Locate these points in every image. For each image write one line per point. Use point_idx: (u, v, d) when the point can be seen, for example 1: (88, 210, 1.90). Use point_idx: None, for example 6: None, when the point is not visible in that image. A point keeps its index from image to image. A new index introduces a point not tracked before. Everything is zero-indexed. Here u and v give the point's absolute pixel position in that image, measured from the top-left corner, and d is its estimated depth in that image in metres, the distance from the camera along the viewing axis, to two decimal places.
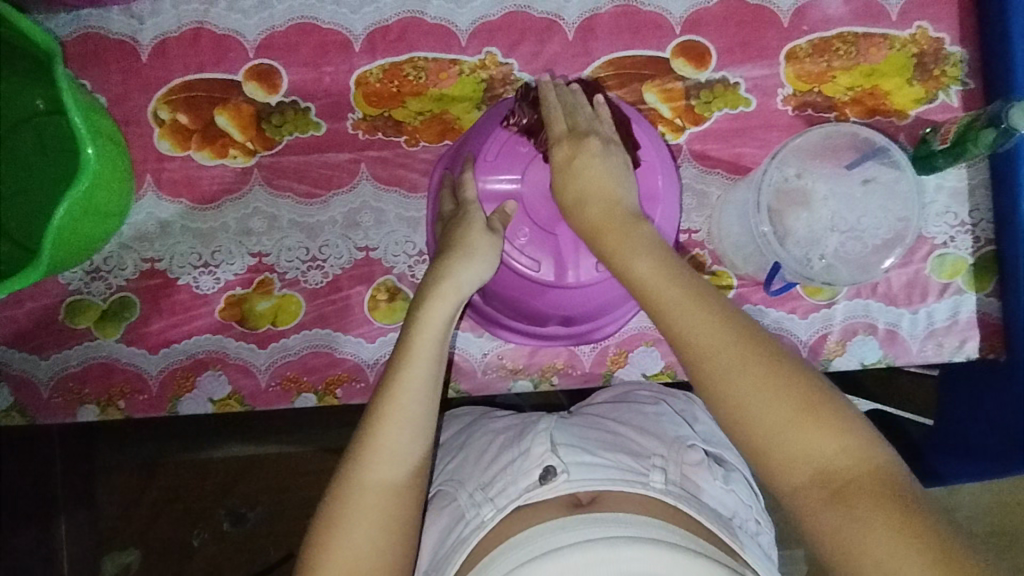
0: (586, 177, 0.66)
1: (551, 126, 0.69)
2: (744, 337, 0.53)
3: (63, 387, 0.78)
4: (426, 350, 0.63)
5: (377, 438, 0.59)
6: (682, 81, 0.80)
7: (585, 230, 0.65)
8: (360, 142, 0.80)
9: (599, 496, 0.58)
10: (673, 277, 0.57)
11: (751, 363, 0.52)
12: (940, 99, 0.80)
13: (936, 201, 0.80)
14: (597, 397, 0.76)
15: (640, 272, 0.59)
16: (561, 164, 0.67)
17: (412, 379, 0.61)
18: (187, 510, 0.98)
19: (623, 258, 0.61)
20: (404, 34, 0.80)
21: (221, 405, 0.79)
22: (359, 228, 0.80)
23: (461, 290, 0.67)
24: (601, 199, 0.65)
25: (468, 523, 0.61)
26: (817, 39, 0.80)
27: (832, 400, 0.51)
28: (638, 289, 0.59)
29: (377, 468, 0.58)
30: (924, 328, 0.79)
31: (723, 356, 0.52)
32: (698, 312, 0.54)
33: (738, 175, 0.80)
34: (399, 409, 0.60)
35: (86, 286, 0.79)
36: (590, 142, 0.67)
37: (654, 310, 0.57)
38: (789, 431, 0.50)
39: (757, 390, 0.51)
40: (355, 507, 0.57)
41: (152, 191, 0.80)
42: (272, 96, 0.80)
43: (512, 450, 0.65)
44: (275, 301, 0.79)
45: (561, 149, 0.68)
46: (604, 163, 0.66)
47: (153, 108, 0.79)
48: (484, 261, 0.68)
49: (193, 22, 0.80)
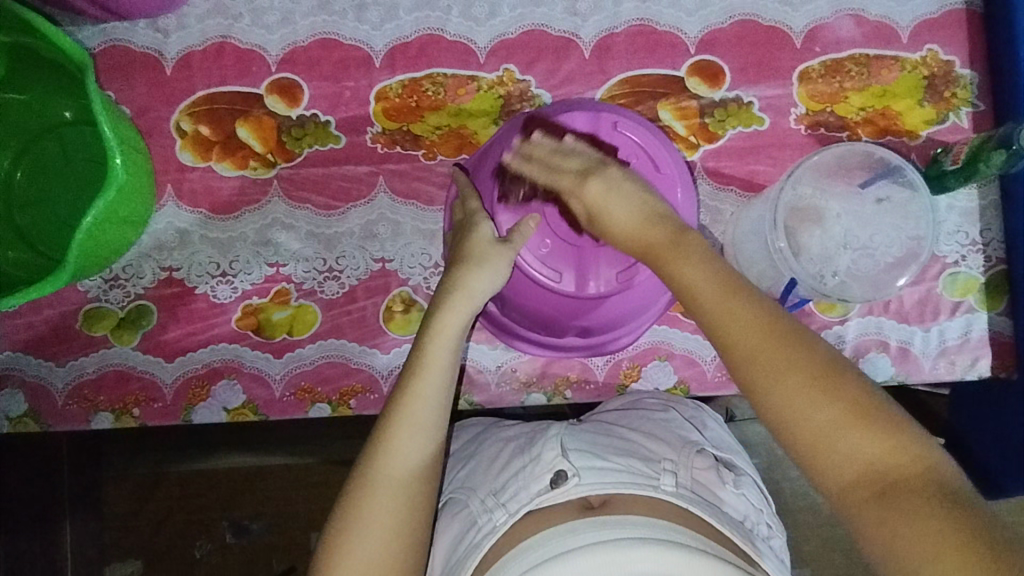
0: (617, 206, 0.66)
1: (565, 187, 0.69)
2: (791, 340, 0.53)
3: (78, 394, 0.79)
4: (439, 355, 0.64)
5: (389, 442, 0.60)
6: (696, 99, 0.81)
7: (633, 246, 0.64)
8: (379, 155, 0.81)
9: (609, 500, 0.58)
10: (721, 283, 0.57)
11: (795, 368, 0.52)
12: (951, 120, 0.81)
13: (947, 220, 0.80)
14: (606, 405, 0.76)
15: (688, 281, 0.58)
16: (594, 202, 0.67)
17: (427, 386, 0.62)
18: (193, 521, 0.98)
19: (671, 266, 0.60)
20: (423, 50, 0.82)
21: (235, 414, 0.79)
22: (376, 240, 0.81)
23: (473, 296, 0.67)
24: (645, 216, 0.64)
25: (480, 529, 0.61)
26: (829, 60, 0.81)
27: (887, 410, 0.50)
28: (684, 296, 0.58)
29: (389, 470, 0.59)
30: (936, 346, 0.80)
31: (772, 359, 0.52)
32: (749, 314, 0.54)
33: (751, 192, 0.81)
34: (411, 418, 0.61)
35: (104, 293, 0.80)
36: (611, 170, 0.68)
37: (703, 319, 0.57)
38: (842, 436, 0.50)
39: (806, 398, 0.51)
40: (366, 506, 0.58)
41: (172, 201, 0.81)
42: (294, 109, 0.81)
43: (523, 455, 0.65)
44: (291, 311, 0.80)
45: (592, 184, 0.67)
46: (631, 187, 0.67)
47: (176, 119, 0.81)
48: (499, 267, 0.69)
49: (217, 36, 0.81)
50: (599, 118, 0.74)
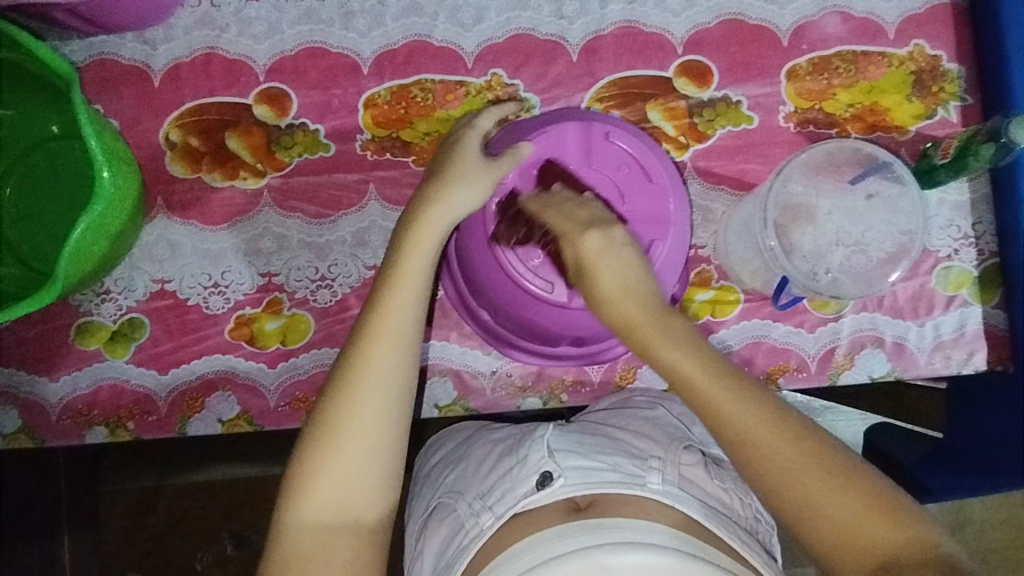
0: (609, 273, 0.66)
1: (563, 230, 0.68)
2: (779, 427, 0.56)
3: (72, 409, 0.79)
4: (403, 298, 0.64)
5: (352, 382, 0.61)
6: (685, 100, 0.81)
7: (620, 329, 0.65)
8: (369, 163, 0.81)
9: (596, 499, 0.58)
10: (711, 369, 0.59)
11: (796, 459, 0.55)
12: (939, 114, 0.81)
13: (938, 214, 0.80)
14: (597, 405, 0.76)
15: (677, 364, 0.60)
16: (590, 257, 0.66)
17: (389, 324, 0.63)
18: (192, 534, 0.97)
19: (656, 346, 0.62)
20: (411, 57, 0.82)
21: (230, 426, 0.79)
22: (367, 247, 0.81)
23: (437, 237, 0.67)
24: (633, 292, 0.65)
25: (468, 533, 0.61)
26: (816, 57, 0.81)
27: (887, 494, 0.54)
28: (677, 382, 0.60)
29: (352, 410, 0.60)
30: (930, 340, 0.80)
31: (776, 454, 0.56)
32: (736, 399, 0.58)
33: (742, 191, 0.81)
34: (385, 324, 0.63)
35: (96, 307, 0.79)
36: (616, 232, 0.67)
37: (694, 402, 0.59)
38: (851, 526, 0.53)
39: (814, 489, 0.54)
40: (328, 444, 0.59)
41: (163, 213, 0.80)
42: (283, 119, 0.81)
43: (509, 456, 0.65)
44: (284, 320, 0.80)
45: (590, 241, 0.66)
46: (632, 255, 0.67)
47: (165, 131, 0.81)
48: (461, 195, 0.68)
49: (204, 47, 0.81)
50: (591, 129, 0.74)
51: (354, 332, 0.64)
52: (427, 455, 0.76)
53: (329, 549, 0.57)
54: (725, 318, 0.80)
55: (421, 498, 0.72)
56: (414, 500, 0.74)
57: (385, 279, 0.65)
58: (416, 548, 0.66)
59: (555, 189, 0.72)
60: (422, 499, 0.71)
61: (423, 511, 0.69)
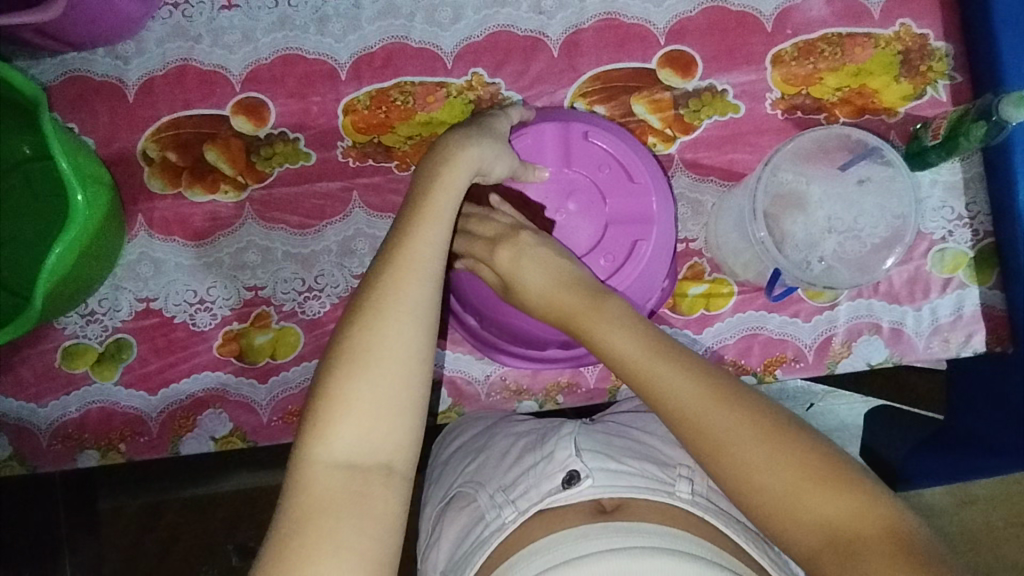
0: (530, 274, 0.67)
1: (476, 254, 0.71)
2: (724, 398, 0.56)
3: (62, 434, 0.78)
4: (432, 234, 0.60)
5: (377, 318, 0.56)
6: (670, 91, 0.80)
7: (558, 321, 0.66)
8: (352, 170, 0.80)
9: (622, 503, 0.57)
10: (648, 347, 0.60)
11: (735, 428, 0.55)
12: (929, 94, 0.80)
13: (931, 195, 0.79)
14: (621, 406, 0.75)
15: (616, 348, 0.61)
16: (507, 268, 0.68)
17: (411, 260, 0.58)
18: (192, 551, 0.96)
19: (597, 332, 0.62)
20: (389, 60, 0.80)
21: (223, 443, 0.78)
22: (353, 256, 0.79)
23: (464, 174, 0.64)
24: (564, 284, 0.66)
25: (488, 525, 0.60)
26: (801, 42, 0.80)
27: (830, 459, 0.54)
28: (619, 366, 0.60)
29: (376, 347, 0.55)
30: (928, 324, 0.79)
31: (716, 425, 0.55)
32: (674, 375, 0.57)
33: (731, 181, 0.80)
34: (415, 259, 0.58)
35: (82, 329, 0.78)
36: (524, 236, 0.69)
37: (636, 384, 0.59)
38: (793, 493, 0.53)
39: (754, 459, 0.54)
40: (351, 382, 0.54)
41: (144, 230, 0.79)
42: (261, 129, 0.80)
43: (533, 453, 0.64)
44: (273, 334, 0.79)
45: (502, 251, 0.68)
46: (544, 251, 0.68)
47: (142, 147, 0.79)
48: (490, 148, 0.66)
49: (178, 60, 0.80)
50: (569, 129, 0.75)
51: (376, 264, 0.59)
52: (445, 443, 0.75)
53: (356, 495, 0.52)
54: (719, 311, 0.78)
55: (439, 485, 0.70)
56: (430, 486, 0.72)
57: (411, 214, 0.62)
58: (431, 536, 0.66)
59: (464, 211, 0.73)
60: (439, 487, 0.70)
61: (441, 498, 0.68)
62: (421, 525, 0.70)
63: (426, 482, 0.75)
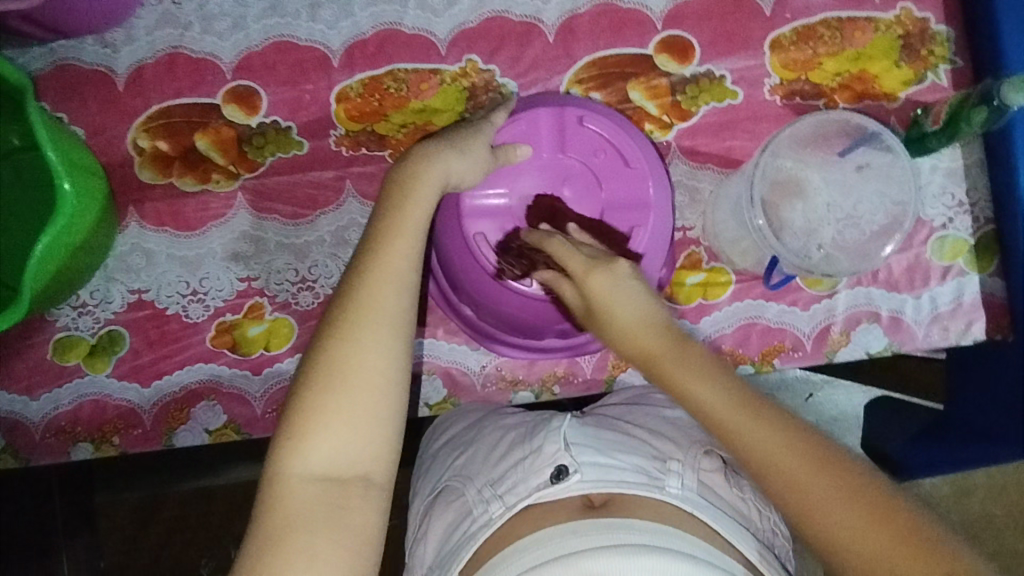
0: (623, 304, 0.63)
1: (569, 267, 0.65)
2: (769, 418, 0.56)
3: (55, 426, 0.77)
4: (408, 244, 0.59)
5: (353, 331, 0.55)
6: (667, 77, 0.79)
7: (638, 359, 0.62)
8: (345, 159, 0.79)
9: (611, 498, 0.56)
10: (796, 447, 0.54)
11: (861, 526, 0.51)
12: (929, 79, 0.79)
13: (931, 182, 0.78)
14: (608, 400, 0.74)
15: (700, 398, 0.58)
16: (599, 298, 0.63)
17: (389, 263, 0.58)
18: (188, 545, 0.95)
19: (677, 379, 0.59)
20: (383, 46, 0.79)
21: (218, 435, 0.78)
22: (347, 246, 0.79)
23: (435, 182, 0.63)
24: (650, 323, 0.62)
25: (476, 519, 0.59)
26: (800, 26, 0.79)
27: (929, 530, 0.51)
28: (703, 414, 0.58)
29: (352, 361, 0.54)
30: (928, 313, 0.78)
31: (804, 494, 0.53)
32: (776, 439, 0.55)
33: (729, 169, 0.79)
34: (392, 262, 0.58)
35: (74, 322, 0.77)
36: (619, 265, 0.64)
37: (767, 477, 0.55)
38: (894, 563, 0.50)
39: (841, 531, 0.52)
40: (330, 396, 0.53)
41: (136, 221, 0.78)
42: (252, 117, 0.79)
43: (522, 446, 0.63)
44: (266, 326, 0.78)
45: (596, 280, 0.63)
46: (638, 285, 0.64)
47: (132, 136, 0.78)
48: (463, 160, 0.66)
49: (168, 47, 0.78)
50: (564, 116, 0.74)
51: (351, 277, 0.58)
52: (434, 436, 0.74)
53: (336, 507, 0.52)
54: (717, 300, 0.78)
55: (427, 478, 0.70)
56: (418, 480, 0.72)
57: (386, 226, 0.60)
58: (419, 532, 0.65)
59: (573, 230, 0.72)
60: (428, 480, 0.69)
61: (429, 492, 0.68)
62: (409, 518, 0.69)
63: (414, 476, 0.74)
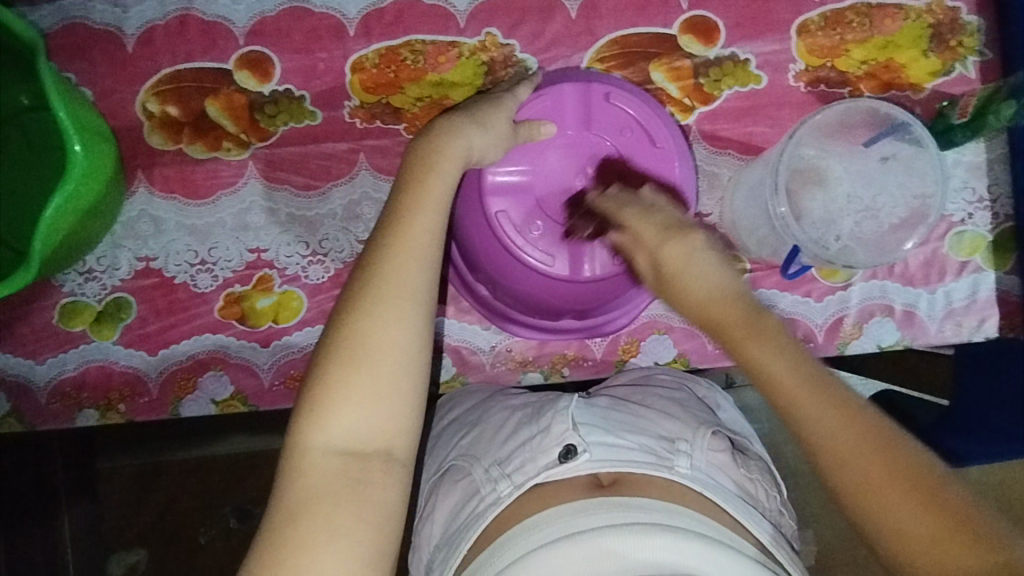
0: (699, 274, 0.60)
1: (643, 235, 0.65)
2: (842, 407, 0.52)
3: (61, 392, 0.76)
4: (429, 217, 0.58)
5: (375, 305, 0.54)
6: (690, 59, 0.77)
7: (706, 325, 0.60)
8: (359, 131, 0.77)
9: (620, 478, 0.56)
10: (862, 432, 0.51)
11: (920, 520, 0.48)
12: (957, 71, 0.78)
13: (953, 176, 0.77)
14: (615, 380, 0.74)
15: (775, 371, 0.54)
16: (675, 264, 0.62)
17: (410, 236, 0.57)
18: (189, 513, 0.95)
19: (747, 349, 0.56)
20: (401, 16, 0.77)
21: (224, 406, 0.77)
22: (359, 221, 0.77)
23: (456, 158, 0.62)
24: (723, 295, 0.59)
25: (483, 499, 0.59)
26: (828, 11, 0.77)
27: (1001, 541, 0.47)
28: (767, 388, 0.55)
29: (375, 334, 0.53)
30: (942, 308, 0.77)
31: (878, 489, 0.49)
32: (838, 418, 0.52)
33: (749, 155, 0.78)
34: (412, 235, 0.57)
35: (80, 287, 0.76)
36: (695, 235, 0.63)
37: (822, 458, 0.52)
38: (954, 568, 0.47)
39: (914, 528, 0.48)
40: (348, 368, 0.52)
41: (144, 187, 0.77)
42: (265, 85, 0.77)
43: (530, 426, 0.63)
44: (275, 298, 0.77)
45: (671, 249, 0.62)
46: (712, 255, 0.62)
47: (142, 99, 0.76)
48: (485, 137, 0.65)
49: (179, 9, 0.76)
50: (590, 92, 0.72)
51: (372, 249, 0.57)
52: (438, 416, 0.74)
53: (355, 481, 0.51)
54: None
55: (433, 458, 0.70)
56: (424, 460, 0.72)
57: (405, 198, 0.59)
58: (425, 510, 0.65)
59: (646, 193, 0.69)
60: (433, 461, 0.69)
61: (435, 470, 0.68)
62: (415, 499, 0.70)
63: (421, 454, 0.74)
